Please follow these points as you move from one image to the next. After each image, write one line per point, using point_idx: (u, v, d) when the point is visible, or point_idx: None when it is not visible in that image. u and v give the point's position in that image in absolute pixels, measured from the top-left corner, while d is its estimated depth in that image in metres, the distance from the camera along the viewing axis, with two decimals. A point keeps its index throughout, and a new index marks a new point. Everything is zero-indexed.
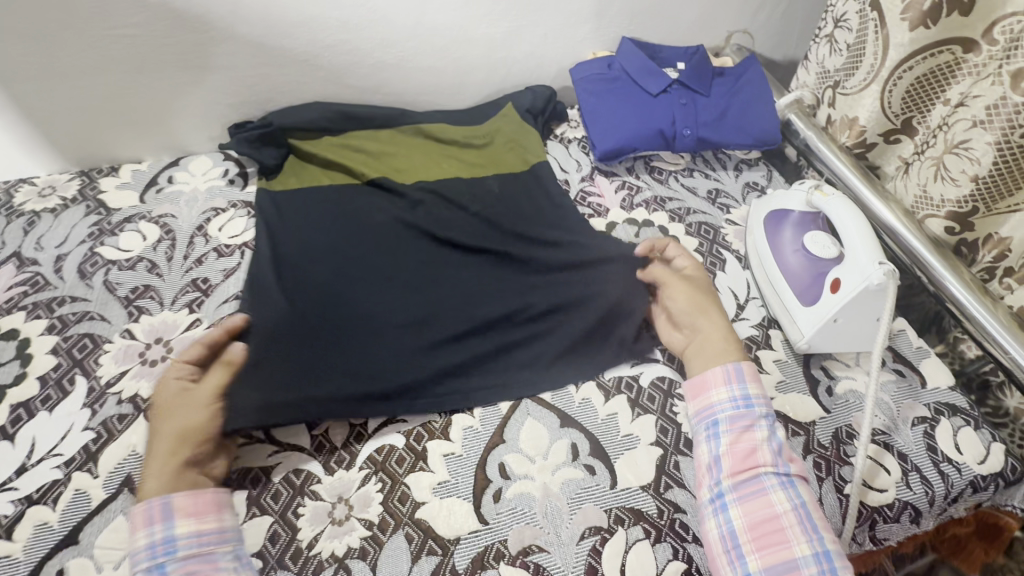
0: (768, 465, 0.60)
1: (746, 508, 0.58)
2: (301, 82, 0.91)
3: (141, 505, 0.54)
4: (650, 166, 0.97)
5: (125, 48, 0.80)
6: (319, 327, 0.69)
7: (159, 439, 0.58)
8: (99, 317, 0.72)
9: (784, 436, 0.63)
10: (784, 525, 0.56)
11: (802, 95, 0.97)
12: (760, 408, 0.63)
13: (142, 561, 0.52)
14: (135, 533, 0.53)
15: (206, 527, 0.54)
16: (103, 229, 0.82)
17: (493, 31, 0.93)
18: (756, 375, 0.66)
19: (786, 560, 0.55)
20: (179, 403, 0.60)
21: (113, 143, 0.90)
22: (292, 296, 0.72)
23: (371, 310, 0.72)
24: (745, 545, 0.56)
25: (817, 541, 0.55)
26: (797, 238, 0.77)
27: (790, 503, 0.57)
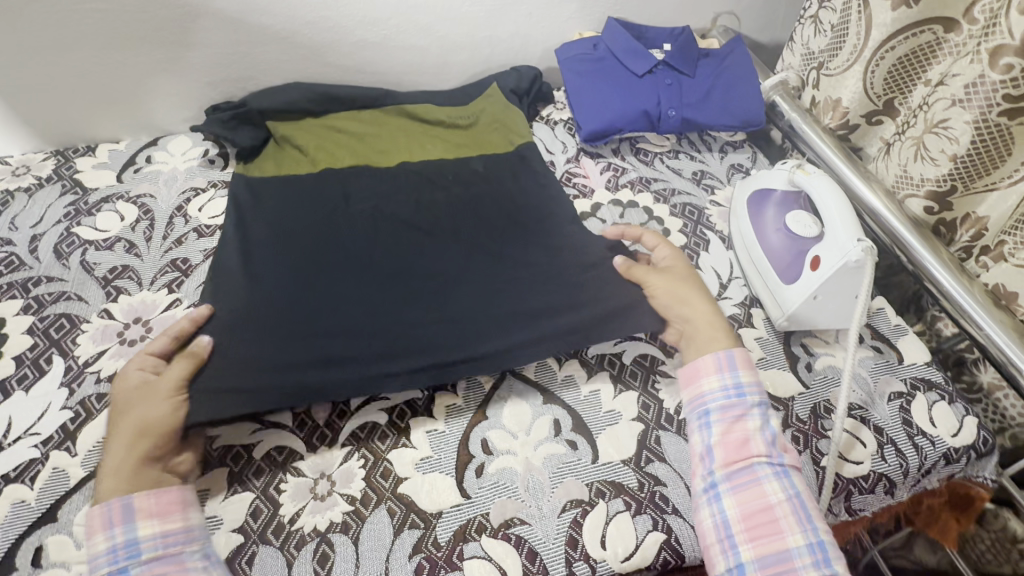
0: (762, 455, 0.58)
1: (739, 498, 0.56)
2: (281, 61, 0.89)
3: (98, 507, 0.51)
4: (636, 148, 0.97)
5: (96, 23, 0.78)
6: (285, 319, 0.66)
7: (117, 435, 0.55)
8: (77, 297, 0.71)
9: (778, 425, 0.61)
10: (778, 516, 0.55)
11: (787, 77, 0.98)
12: (753, 396, 0.61)
13: (103, 565, 0.49)
14: (93, 537, 0.50)
15: (171, 530, 0.51)
16: (80, 210, 0.81)
17: (477, 10, 0.92)
18: (750, 363, 0.64)
19: (779, 551, 0.54)
20: (138, 396, 0.57)
21: (88, 122, 0.88)
22: (258, 287, 0.69)
23: (342, 299, 0.69)
24: (738, 535, 0.55)
25: (811, 531, 0.55)
26: (779, 217, 0.78)
27: (785, 493, 0.56)
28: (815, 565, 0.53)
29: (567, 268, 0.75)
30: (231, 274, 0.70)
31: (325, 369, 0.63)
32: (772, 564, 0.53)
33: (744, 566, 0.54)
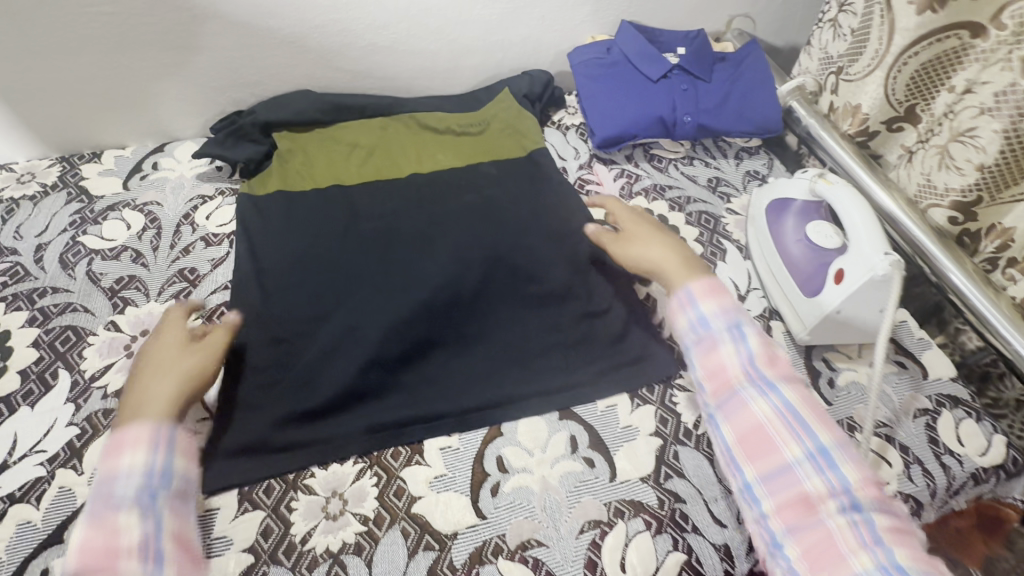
0: (740, 377, 0.58)
1: (731, 422, 0.57)
2: (290, 65, 0.87)
3: (149, 424, 0.53)
4: (649, 154, 0.95)
5: (103, 27, 0.76)
6: (305, 347, 0.67)
7: (160, 376, 0.57)
8: (83, 308, 0.70)
9: (755, 342, 0.60)
10: (771, 433, 0.54)
11: (804, 81, 0.96)
12: (720, 322, 0.62)
13: (133, 481, 0.49)
14: (132, 452, 0.51)
15: (187, 484, 0.54)
16: (85, 218, 0.79)
17: (489, 13, 0.90)
18: (717, 289, 0.64)
19: (780, 466, 0.53)
20: (181, 349, 0.61)
21: (93, 129, 0.86)
22: (279, 315, 0.70)
23: (358, 321, 0.68)
24: (738, 456, 0.55)
25: (809, 439, 0.53)
26: (800, 227, 0.76)
27: (773, 408, 0.56)
28: (819, 472, 0.52)
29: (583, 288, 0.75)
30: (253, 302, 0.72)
31: (346, 395, 0.63)
32: (778, 480, 0.53)
33: (751, 486, 0.54)
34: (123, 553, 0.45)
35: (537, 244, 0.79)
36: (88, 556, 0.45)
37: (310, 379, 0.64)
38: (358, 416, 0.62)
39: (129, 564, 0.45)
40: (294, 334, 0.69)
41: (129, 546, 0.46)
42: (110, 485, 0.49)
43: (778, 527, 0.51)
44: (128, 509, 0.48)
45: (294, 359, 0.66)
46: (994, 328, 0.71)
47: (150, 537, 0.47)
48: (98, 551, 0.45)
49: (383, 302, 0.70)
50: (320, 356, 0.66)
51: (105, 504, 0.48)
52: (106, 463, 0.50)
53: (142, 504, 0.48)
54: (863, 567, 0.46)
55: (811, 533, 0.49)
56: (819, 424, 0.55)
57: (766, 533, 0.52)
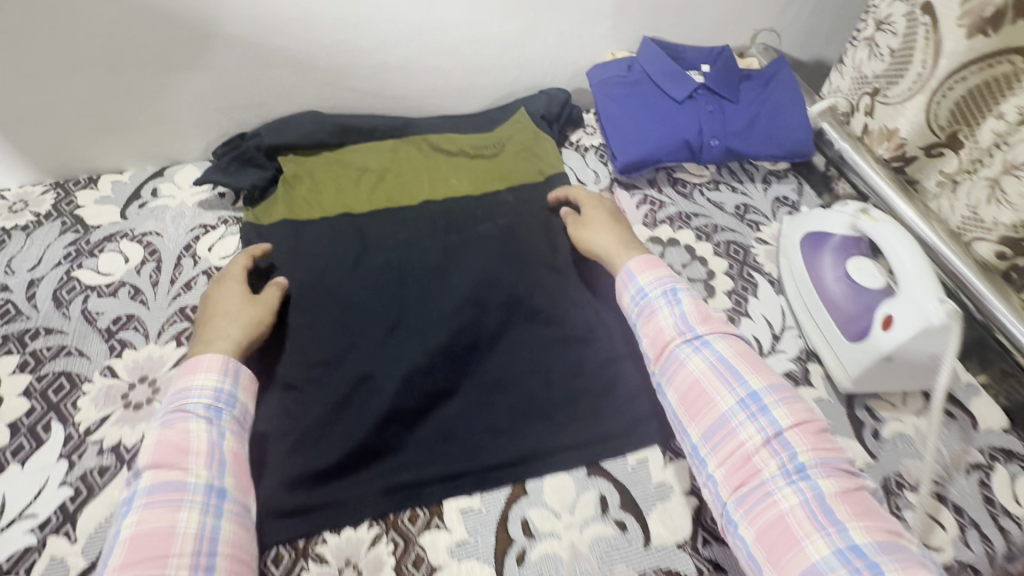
0: (677, 339, 0.62)
1: (673, 385, 0.61)
2: (296, 86, 0.82)
3: (220, 355, 0.59)
4: (673, 178, 0.91)
5: (99, 48, 0.71)
6: (317, 398, 0.63)
7: (226, 321, 0.63)
8: (77, 352, 0.66)
9: (689, 304, 0.64)
10: (706, 387, 0.59)
11: (835, 102, 0.92)
12: (657, 290, 0.65)
13: (204, 396, 0.56)
14: (205, 372, 0.57)
15: (245, 410, 0.59)
16: (81, 250, 0.75)
17: (507, 29, 0.85)
18: (655, 261, 0.68)
19: (716, 418, 0.57)
20: (244, 298, 0.66)
21: (88, 153, 0.82)
22: (288, 362, 0.66)
23: (376, 369, 0.65)
24: (682, 419, 0.59)
25: (739, 388, 0.58)
26: (840, 262, 0.71)
27: (706, 362, 0.60)
28: (751, 419, 0.56)
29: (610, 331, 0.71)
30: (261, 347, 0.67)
31: (364, 451, 0.59)
32: (716, 434, 0.57)
33: (696, 447, 0.58)
34: (192, 454, 0.52)
35: (560, 281, 0.74)
36: (164, 451, 0.52)
37: (324, 433, 0.61)
38: (376, 476, 0.58)
39: (196, 464, 0.52)
40: (305, 380, 0.65)
41: (198, 449, 0.52)
42: (184, 396, 0.55)
43: (724, 489, 0.54)
44: (198, 419, 0.54)
45: (305, 411, 0.62)
46: (1004, 326, 0.70)
47: (214, 444, 0.53)
48: (172, 448, 0.52)
49: (400, 348, 0.67)
50: (333, 406, 0.62)
51: (180, 410, 0.55)
52: (183, 378, 0.57)
53: (208, 418, 0.55)
54: (811, 542, 0.48)
55: (762, 508, 0.52)
56: (748, 370, 0.59)
57: (715, 495, 0.55)
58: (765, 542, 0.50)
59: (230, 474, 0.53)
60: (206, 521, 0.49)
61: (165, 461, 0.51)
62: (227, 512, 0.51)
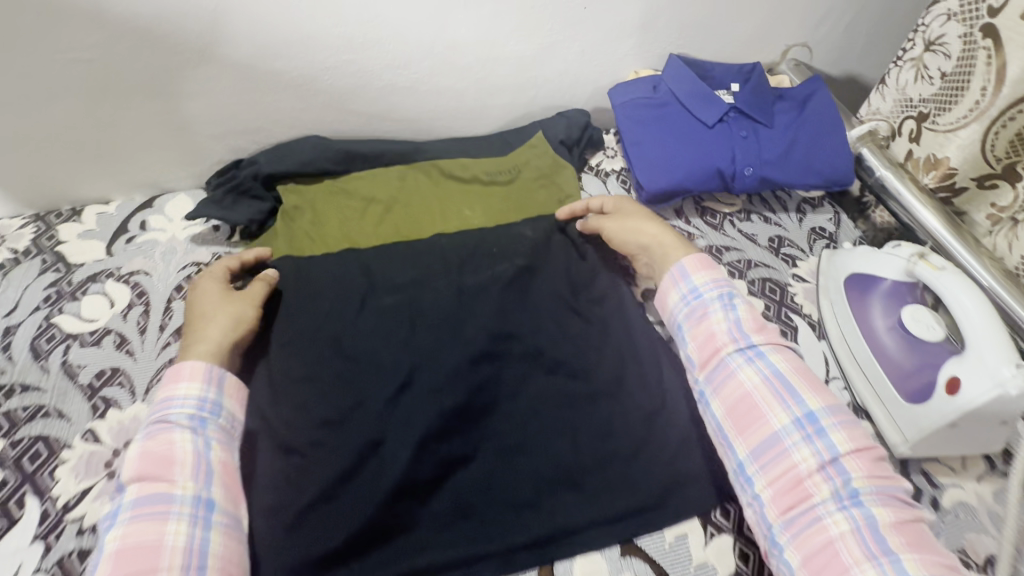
0: (730, 347, 0.62)
1: (721, 396, 0.60)
2: (296, 109, 0.76)
3: (200, 363, 0.60)
4: (701, 207, 0.84)
5: (79, 75, 0.64)
6: (322, 469, 0.57)
7: (207, 322, 0.64)
8: (56, 413, 0.59)
9: (744, 312, 0.64)
10: (758, 401, 0.59)
11: (877, 126, 0.85)
12: (711, 293, 0.65)
13: (186, 407, 0.57)
14: (188, 382, 0.58)
15: (232, 418, 0.60)
16: (62, 293, 0.69)
17: (525, 48, 0.79)
18: (709, 263, 0.68)
19: (767, 435, 0.57)
20: (227, 296, 0.66)
21: (70, 183, 0.75)
22: (294, 424, 0.60)
23: (390, 432, 0.59)
24: (729, 432, 0.59)
25: (794, 405, 0.57)
26: (893, 310, 0.67)
27: (760, 376, 0.60)
28: (806, 440, 0.56)
29: (641, 384, 0.65)
30: (269, 405, 0.62)
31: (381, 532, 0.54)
32: (766, 450, 0.57)
33: (743, 463, 0.57)
34: (178, 465, 0.53)
35: (584, 328, 0.69)
36: (149, 463, 0.53)
37: (333, 509, 0.55)
38: (393, 559, 0.54)
39: (182, 475, 0.53)
40: (309, 445, 0.59)
41: (182, 460, 0.53)
42: (168, 407, 0.57)
43: (772, 510, 0.54)
44: (182, 429, 0.55)
45: (310, 483, 0.56)
46: None
47: (200, 454, 0.55)
48: (157, 459, 0.53)
49: (418, 405, 0.61)
50: (339, 478, 0.56)
51: (163, 422, 0.56)
52: (167, 388, 0.59)
53: (193, 428, 0.56)
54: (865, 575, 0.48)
55: (811, 532, 0.52)
56: (803, 388, 0.58)
57: (759, 514, 0.55)
58: (812, 568, 0.51)
59: (218, 483, 0.54)
60: (195, 532, 0.50)
61: (150, 473, 0.52)
62: (216, 522, 0.52)
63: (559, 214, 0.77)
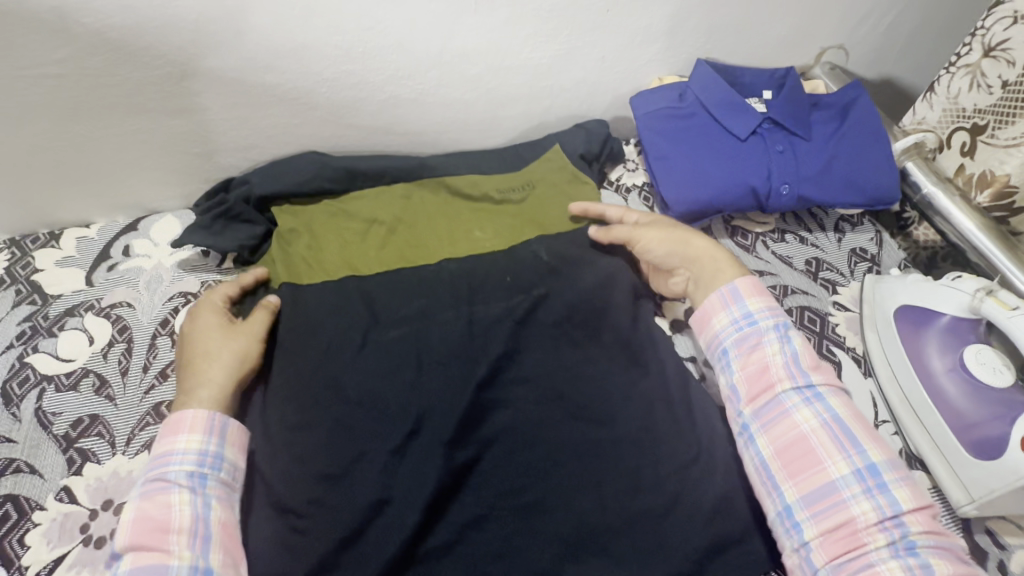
0: (786, 383, 0.57)
1: (772, 435, 0.56)
2: (291, 125, 0.69)
3: (203, 412, 0.55)
4: (732, 227, 0.77)
5: (48, 92, 0.58)
6: (322, 534, 0.51)
7: (207, 363, 0.58)
8: (28, 469, 0.54)
9: (800, 346, 0.59)
10: (814, 444, 0.54)
11: (925, 137, 0.77)
12: (767, 322, 0.60)
13: (186, 463, 0.52)
14: (188, 434, 0.53)
15: (233, 469, 0.55)
16: (36, 328, 0.63)
17: (540, 56, 0.72)
18: (762, 288, 0.63)
19: (822, 482, 0.52)
20: (228, 332, 0.60)
21: (44, 207, 0.69)
22: (289, 479, 0.54)
23: (396, 490, 0.53)
24: (778, 474, 0.54)
25: (856, 455, 0.53)
26: (952, 349, 0.60)
27: (818, 419, 0.55)
28: (867, 493, 0.51)
29: (674, 432, 0.59)
30: (266, 456, 0.56)
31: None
32: (819, 498, 0.52)
33: (792, 508, 0.53)
34: (174, 532, 0.49)
35: (610, 366, 0.62)
36: (143, 530, 0.48)
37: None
38: None
39: (178, 544, 0.48)
40: (307, 504, 0.53)
41: (178, 527, 0.49)
42: (166, 462, 0.52)
43: (822, 557, 0.50)
44: (180, 490, 0.51)
45: (307, 551, 0.51)
46: None
47: (199, 517, 0.50)
48: (152, 526, 0.49)
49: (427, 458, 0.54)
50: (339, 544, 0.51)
51: (161, 481, 0.51)
52: (164, 441, 0.53)
53: (192, 487, 0.51)
54: None
55: None
56: (864, 436, 0.54)
57: (805, 561, 0.51)
58: None
59: (217, 549, 0.49)
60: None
61: (144, 543, 0.48)
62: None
63: (575, 208, 0.71)
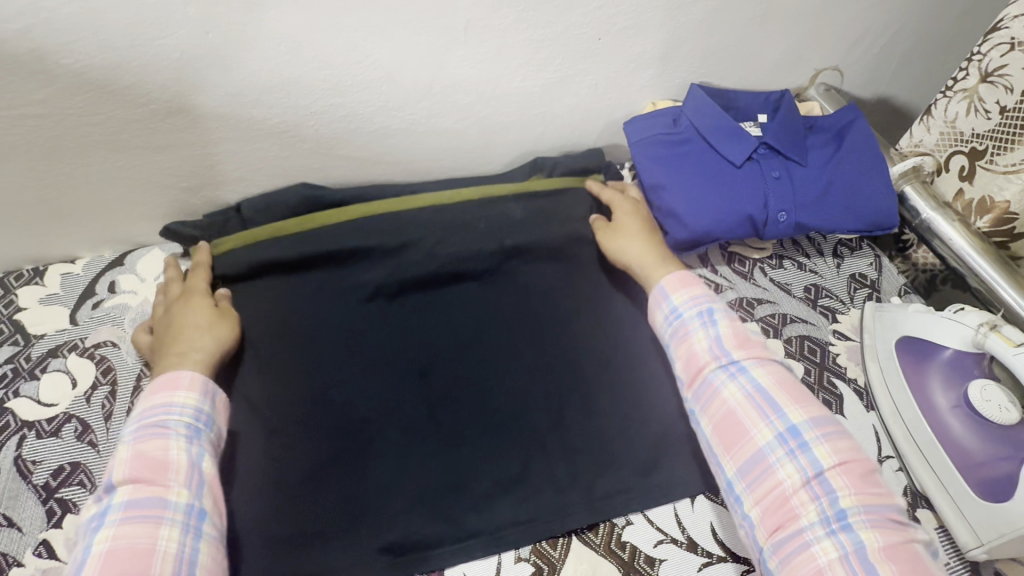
0: (711, 363, 0.55)
1: (707, 413, 0.54)
2: (280, 158, 0.68)
3: (201, 374, 0.54)
4: (728, 254, 0.76)
5: (28, 132, 0.57)
6: (322, 541, 0.53)
7: (193, 337, 0.58)
8: (7, 522, 0.52)
9: (726, 325, 0.57)
10: (741, 417, 0.52)
11: (922, 161, 0.76)
12: (692, 311, 0.58)
13: (185, 414, 0.50)
14: (187, 389, 0.52)
15: (221, 432, 0.54)
16: (18, 370, 0.61)
17: (531, 84, 0.71)
18: (690, 279, 0.61)
19: (751, 452, 0.51)
20: (211, 309, 0.61)
21: (26, 244, 0.68)
22: (294, 511, 0.54)
23: (398, 509, 0.54)
24: (715, 449, 0.53)
25: (778, 420, 0.51)
26: (955, 384, 0.59)
27: (743, 391, 0.53)
28: (790, 456, 0.49)
29: (662, 450, 0.60)
30: (253, 476, 0.55)
31: None
32: (751, 470, 0.50)
33: (731, 483, 0.51)
34: (172, 471, 0.47)
35: (599, 387, 0.63)
36: (140, 465, 0.47)
37: None
38: None
39: (176, 481, 0.47)
40: (315, 535, 0.53)
41: (178, 466, 0.47)
42: (165, 410, 0.50)
43: (760, 532, 0.48)
44: (178, 436, 0.49)
45: (307, 558, 0.52)
46: None
47: (196, 461, 0.49)
48: (149, 463, 0.47)
49: (434, 473, 0.56)
50: (332, 553, 0.52)
51: (158, 426, 0.49)
52: (158, 392, 0.51)
53: (189, 436, 0.50)
54: None
55: (800, 560, 0.45)
56: (789, 402, 0.52)
57: (750, 535, 0.49)
58: None
59: (210, 494, 0.49)
60: (185, 542, 0.45)
61: (142, 477, 0.46)
62: (208, 534, 0.47)
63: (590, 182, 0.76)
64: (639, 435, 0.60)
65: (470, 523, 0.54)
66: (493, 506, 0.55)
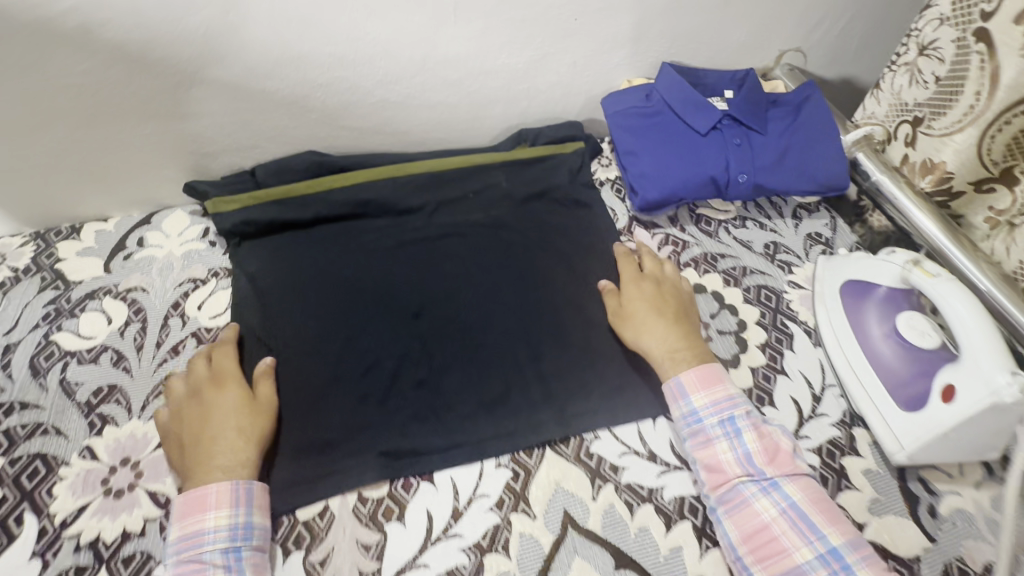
0: (742, 475, 0.58)
1: (735, 522, 0.56)
2: (291, 127, 0.77)
3: (225, 484, 0.54)
4: (696, 215, 0.84)
5: (73, 98, 0.65)
6: (327, 448, 0.61)
7: (229, 437, 0.57)
8: (55, 430, 0.60)
9: (751, 438, 0.59)
10: (778, 534, 0.55)
11: (872, 130, 0.85)
12: (714, 418, 0.60)
13: (219, 540, 0.52)
14: (215, 510, 0.53)
15: (266, 530, 0.55)
16: (60, 310, 0.70)
17: (516, 60, 0.79)
18: (712, 378, 0.62)
19: (790, 568, 0.53)
20: (248, 404, 0.60)
21: (65, 201, 0.76)
22: (304, 426, 0.62)
23: (394, 424, 0.62)
24: (748, 561, 0.54)
25: (818, 540, 0.53)
26: (888, 317, 0.67)
27: (778, 508, 0.56)
28: None
29: (629, 379, 0.67)
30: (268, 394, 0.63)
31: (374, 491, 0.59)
32: None
33: None
34: None
35: (575, 328, 0.70)
36: None
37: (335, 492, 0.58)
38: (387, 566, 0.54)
39: None
40: (322, 445, 0.61)
41: None
42: (200, 541, 0.52)
43: None
44: (215, 568, 0.51)
45: (314, 461, 0.60)
46: None
47: None
48: None
49: (426, 396, 0.64)
50: (336, 458, 0.60)
51: (196, 561, 0.51)
52: (192, 520, 0.53)
53: (226, 563, 0.51)
54: None
55: None
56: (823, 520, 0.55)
57: None
58: None
59: None
60: None
61: None
62: None
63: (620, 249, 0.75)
64: (609, 368, 0.68)
65: (456, 438, 0.62)
66: (478, 426, 0.63)
